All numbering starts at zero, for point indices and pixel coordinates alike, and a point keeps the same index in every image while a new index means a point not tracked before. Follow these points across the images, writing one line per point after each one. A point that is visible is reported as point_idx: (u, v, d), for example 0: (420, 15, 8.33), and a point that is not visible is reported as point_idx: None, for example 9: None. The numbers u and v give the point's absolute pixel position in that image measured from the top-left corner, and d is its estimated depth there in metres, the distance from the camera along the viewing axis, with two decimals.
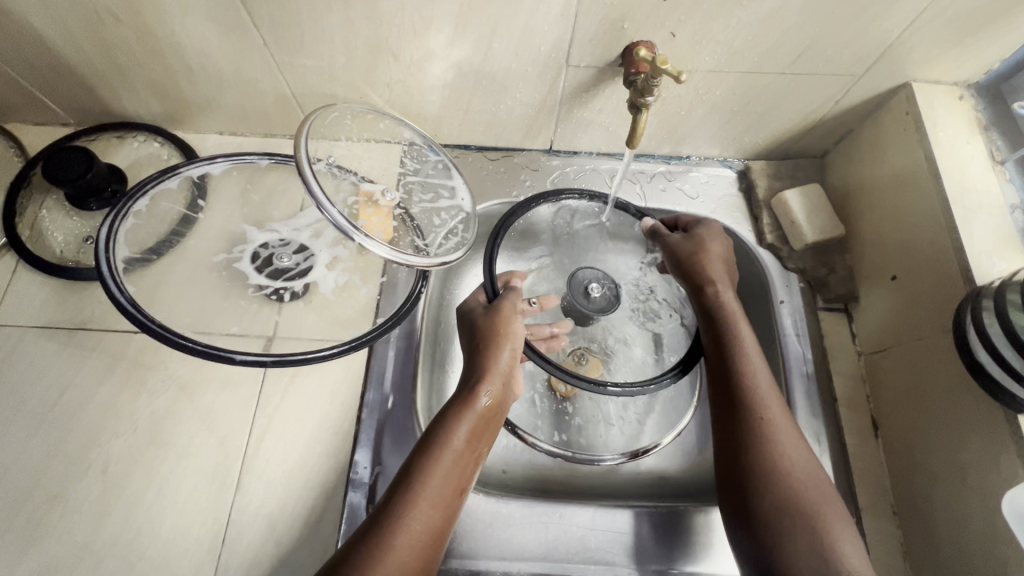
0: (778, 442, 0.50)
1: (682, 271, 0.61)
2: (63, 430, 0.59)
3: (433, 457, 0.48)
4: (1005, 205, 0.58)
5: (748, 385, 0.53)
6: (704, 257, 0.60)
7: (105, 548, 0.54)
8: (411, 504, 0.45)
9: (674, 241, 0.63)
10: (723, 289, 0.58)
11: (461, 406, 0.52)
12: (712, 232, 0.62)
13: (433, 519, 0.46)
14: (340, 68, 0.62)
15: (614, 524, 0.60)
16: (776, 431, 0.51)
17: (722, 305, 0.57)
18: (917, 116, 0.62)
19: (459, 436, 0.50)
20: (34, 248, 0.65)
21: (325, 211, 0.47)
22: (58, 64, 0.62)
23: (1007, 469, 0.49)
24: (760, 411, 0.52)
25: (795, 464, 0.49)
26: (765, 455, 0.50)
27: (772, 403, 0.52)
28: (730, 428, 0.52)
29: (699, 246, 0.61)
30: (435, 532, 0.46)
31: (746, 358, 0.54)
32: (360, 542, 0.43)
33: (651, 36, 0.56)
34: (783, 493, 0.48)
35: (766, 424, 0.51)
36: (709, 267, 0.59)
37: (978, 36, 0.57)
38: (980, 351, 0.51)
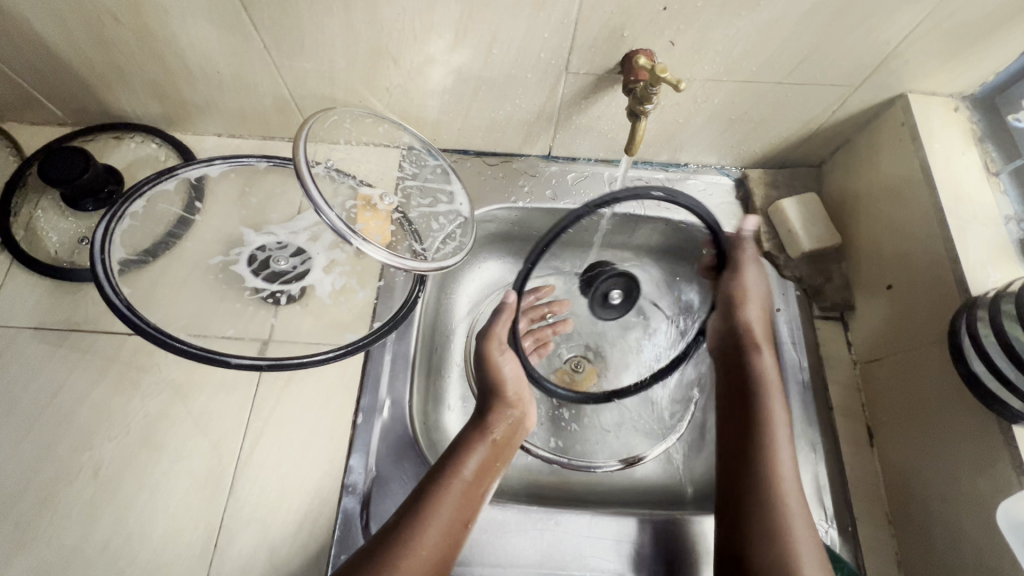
0: (777, 481, 0.55)
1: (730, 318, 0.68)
2: (53, 433, 0.58)
3: (442, 482, 0.51)
4: (999, 216, 0.59)
5: (758, 429, 0.58)
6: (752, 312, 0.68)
7: (95, 553, 0.54)
8: (417, 527, 0.48)
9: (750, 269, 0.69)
10: (763, 348, 0.66)
11: (473, 438, 0.56)
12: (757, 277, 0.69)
13: (439, 547, 0.48)
14: (340, 71, 0.62)
15: (609, 531, 0.59)
16: (774, 471, 0.56)
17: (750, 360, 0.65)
18: (913, 127, 0.62)
19: (469, 465, 0.53)
20: (29, 249, 0.65)
21: (323, 214, 0.47)
22: (56, 63, 0.62)
23: (1002, 479, 0.49)
24: (764, 452, 0.57)
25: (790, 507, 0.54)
26: (760, 491, 0.55)
27: (778, 444, 0.57)
28: (737, 465, 0.58)
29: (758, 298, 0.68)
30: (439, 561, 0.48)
31: (756, 404, 0.60)
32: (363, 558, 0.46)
33: (651, 45, 0.57)
34: (770, 526, 0.52)
35: (767, 463, 0.56)
36: (754, 330, 0.67)
37: (973, 49, 0.58)
38: (974, 361, 0.51)
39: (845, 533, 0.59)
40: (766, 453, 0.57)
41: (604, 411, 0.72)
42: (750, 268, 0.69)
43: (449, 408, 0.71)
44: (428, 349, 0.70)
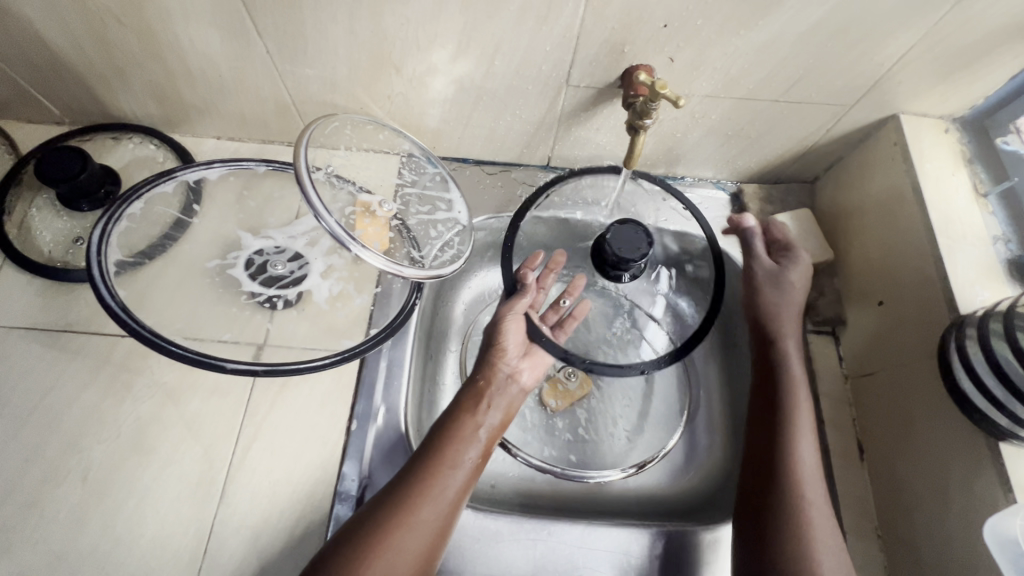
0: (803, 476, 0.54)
1: (759, 316, 0.65)
2: (42, 435, 0.58)
3: (446, 442, 0.53)
4: (987, 235, 0.60)
5: (789, 425, 0.57)
6: (789, 312, 0.64)
7: (83, 557, 0.53)
8: (422, 487, 0.50)
9: (767, 264, 0.66)
10: (790, 347, 0.62)
11: (472, 396, 0.58)
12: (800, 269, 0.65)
13: (451, 501, 0.50)
14: (342, 78, 0.62)
15: (601, 543, 0.60)
16: (801, 467, 0.55)
17: (787, 355, 0.62)
18: (905, 147, 0.64)
19: (469, 426, 0.55)
20: (22, 248, 0.64)
21: (322, 220, 0.47)
22: (56, 62, 0.62)
23: (990, 496, 0.50)
24: (794, 448, 0.55)
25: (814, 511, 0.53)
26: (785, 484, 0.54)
27: (800, 410, 0.58)
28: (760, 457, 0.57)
29: (787, 300, 0.64)
30: (445, 517, 0.50)
31: (784, 392, 0.59)
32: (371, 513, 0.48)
33: (651, 61, 0.58)
34: (794, 520, 0.52)
35: (793, 454, 0.55)
36: (789, 323, 0.63)
37: (963, 72, 0.60)
38: (963, 378, 0.52)
39: None
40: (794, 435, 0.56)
41: (598, 418, 0.73)
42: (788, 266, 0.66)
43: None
44: (423, 357, 0.70)
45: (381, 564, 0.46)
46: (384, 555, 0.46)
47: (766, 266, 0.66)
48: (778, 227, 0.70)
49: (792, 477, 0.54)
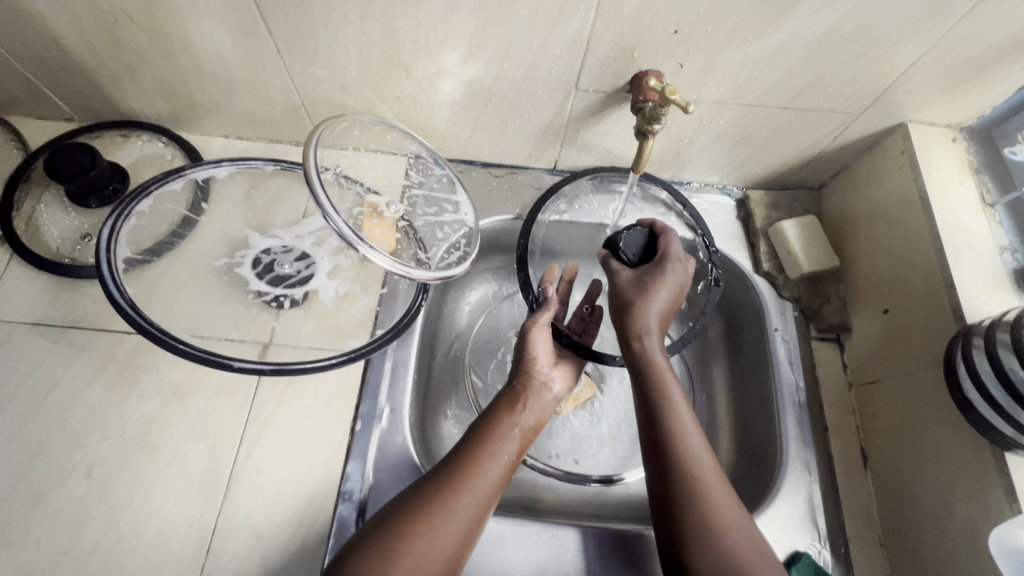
0: (695, 468, 0.46)
1: (616, 314, 0.57)
2: (47, 430, 0.58)
3: (486, 437, 0.52)
4: (994, 245, 0.60)
5: (660, 415, 0.49)
6: (643, 306, 0.54)
7: (85, 554, 0.53)
8: (465, 475, 0.48)
9: (626, 277, 0.57)
10: (653, 345, 0.53)
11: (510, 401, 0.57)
12: (659, 277, 0.56)
13: (491, 491, 0.48)
14: (352, 79, 0.63)
15: (550, 538, 0.59)
16: (689, 459, 0.47)
17: (649, 354, 0.53)
18: (912, 156, 0.64)
19: (508, 424, 0.54)
20: (30, 243, 0.65)
21: (330, 220, 0.47)
22: (66, 59, 0.62)
23: (994, 506, 0.50)
24: (675, 438, 0.48)
25: (719, 504, 0.45)
26: (679, 481, 0.46)
27: (677, 407, 0.50)
28: (649, 462, 0.49)
29: (640, 298, 0.55)
30: (481, 509, 0.47)
31: (653, 391, 0.51)
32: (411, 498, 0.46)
33: (660, 66, 0.58)
34: (697, 522, 0.44)
35: (686, 458, 0.47)
36: (641, 317, 0.54)
37: (971, 82, 0.60)
38: (969, 387, 0.52)
39: (837, 555, 0.59)
40: (676, 433, 0.48)
41: (602, 421, 0.73)
42: (662, 270, 0.56)
43: (448, 421, 0.71)
44: (427, 361, 0.70)
45: (418, 549, 0.42)
46: (422, 536, 0.43)
47: (624, 274, 0.58)
48: (669, 235, 0.59)
49: (682, 470, 0.46)
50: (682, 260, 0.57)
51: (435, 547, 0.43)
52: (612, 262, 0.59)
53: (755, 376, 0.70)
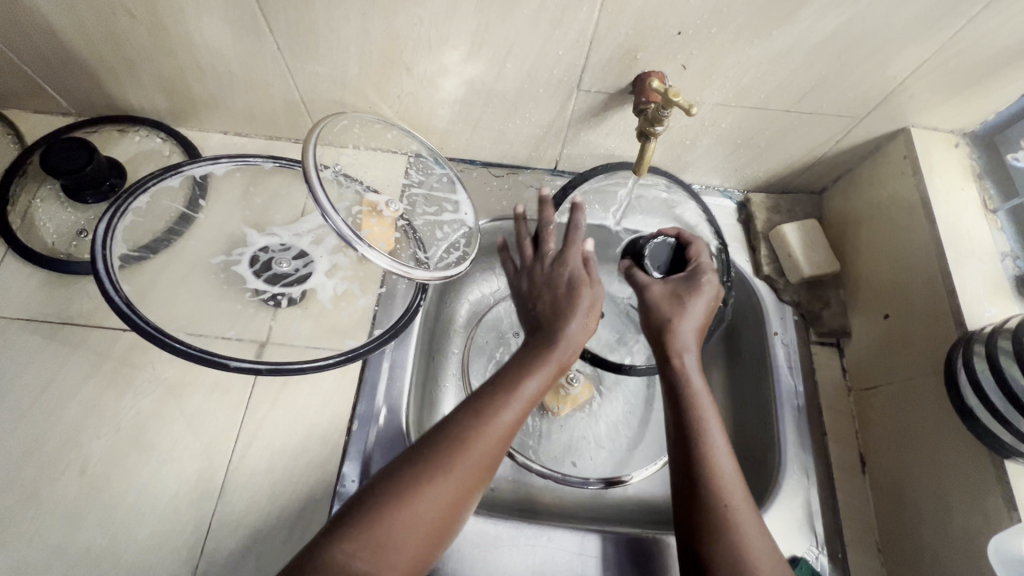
0: (725, 495, 0.46)
1: (650, 327, 0.56)
2: (40, 428, 0.57)
3: (496, 392, 0.47)
4: (996, 252, 0.60)
5: (694, 438, 0.48)
6: (679, 323, 0.54)
7: (78, 552, 0.53)
8: (478, 418, 0.45)
9: (658, 289, 0.57)
10: (691, 362, 0.53)
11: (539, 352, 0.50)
12: (697, 289, 0.56)
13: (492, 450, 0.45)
14: (353, 77, 0.62)
15: (556, 543, 0.59)
16: (720, 485, 0.46)
17: (685, 372, 0.52)
18: (914, 160, 0.64)
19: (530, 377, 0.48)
20: (25, 239, 0.64)
21: (329, 218, 0.47)
22: (63, 52, 0.61)
23: (994, 515, 0.50)
24: (707, 463, 0.47)
25: (745, 532, 0.44)
26: (708, 505, 0.45)
27: (711, 431, 0.49)
28: (679, 484, 0.48)
29: (676, 313, 0.55)
30: (498, 446, 0.45)
31: (690, 412, 0.50)
32: (426, 444, 0.44)
33: (662, 68, 0.58)
34: (723, 550, 0.43)
35: (715, 482, 0.46)
36: (679, 333, 0.54)
37: (975, 88, 0.60)
38: (969, 395, 0.52)
39: (835, 560, 0.59)
40: (709, 456, 0.47)
41: (600, 425, 0.73)
42: (704, 280, 0.56)
43: (449, 392, 0.72)
44: (428, 337, 0.71)
45: (408, 514, 0.40)
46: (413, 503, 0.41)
47: (655, 286, 0.58)
48: (697, 244, 0.60)
49: (713, 495, 0.46)
50: (712, 268, 0.58)
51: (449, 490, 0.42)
52: (640, 275, 0.60)
53: (754, 380, 0.70)
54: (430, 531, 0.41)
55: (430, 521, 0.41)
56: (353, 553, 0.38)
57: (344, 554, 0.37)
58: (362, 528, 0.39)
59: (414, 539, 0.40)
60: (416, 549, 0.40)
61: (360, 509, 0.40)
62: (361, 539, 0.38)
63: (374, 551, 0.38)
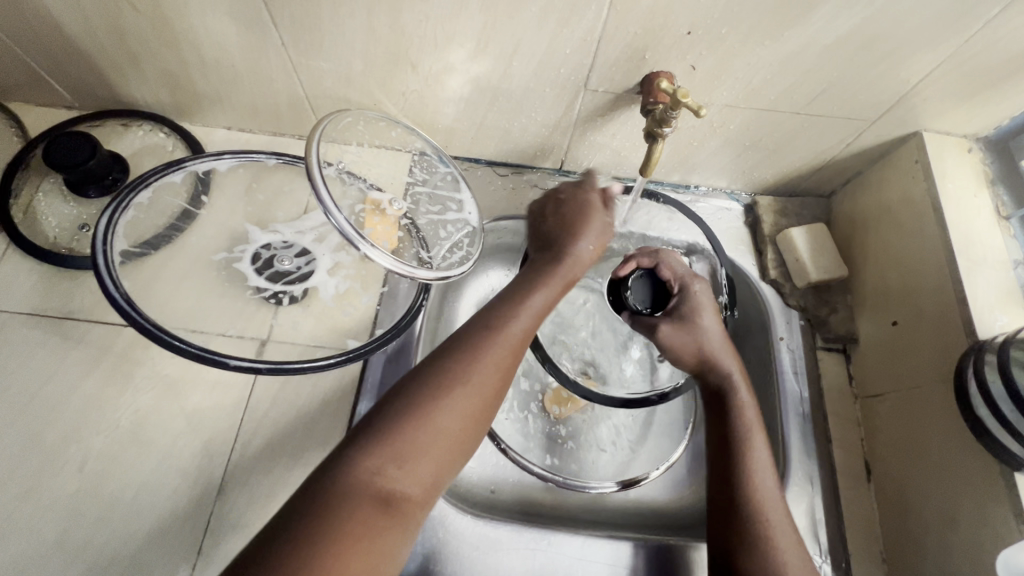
0: (765, 513, 0.47)
1: (683, 363, 0.56)
2: (40, 423, 0.57)
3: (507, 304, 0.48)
4: (1009, 260, 0.59)
5: (738, 457, 0.50)
6: (711, 344, 0.55)
7: (76, 549, 0.52)
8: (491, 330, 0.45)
9: (666, 329, 0.56)
10: (735, 377, 0.55)
11: (549, 271, 0.51)
12: (699, 306, 0.57)
13: (509, 357, 0.45)
14: (357, 74, 0.61)
15: (559, 548, 0.59)
16: (761, 503, 0.48)
17: (734, 385, 0.54)
18: (926, 165, 0.63)
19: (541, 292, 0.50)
20: (28, 233, 0.64)
21: (331, 216, 0.46)
22: (67, 45, 0.61)
23: (1003, 528, 0.49)
24: (751, 481, 0.49)
25: (786, 557, 0.45)
26: (747, 531, 0.47)
27: (756, 448, 0.51)
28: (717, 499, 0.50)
29: (700, 338, 0.56)
30: (512, 354, 0.45)
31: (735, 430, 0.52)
32: (446, 353, 0.44)
33: (671, 68, 0.57)
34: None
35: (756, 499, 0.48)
36: (712, 352, 0.55)
37: (990, 92, 0.59)
38: (980, 405, 0.51)
39: (839, 570, 0.59)
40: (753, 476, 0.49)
41: (602, 428, 0.72)
42: (699, 292, 0.58)
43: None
44: (432, 323, 0.71)
45: (437, 423, 0.40)
46: (442, 409, 0.40)
47: (663, 327, 0.57)
48: (665, 261, 0.60)
49: (755, 513, 0.47)
50: (694, 277, 0.59)
51: (467, 400, 0.42)
52: (644, 319, 0.59)
53: (757, 387, 0.69)
54: (453, 441, 0.41)
55: (455, 429, 0.41)
56: (375, 466, 0.37)
57: (370, 466, 0.37)
58: (383, 440, 0.38)
59: (437, 451, 0.40)
60: (439, 458, 0.40)
61: (381, 420, 0.40)
62: (385, 451, 0.38)
63: (394, 459, 0.38)
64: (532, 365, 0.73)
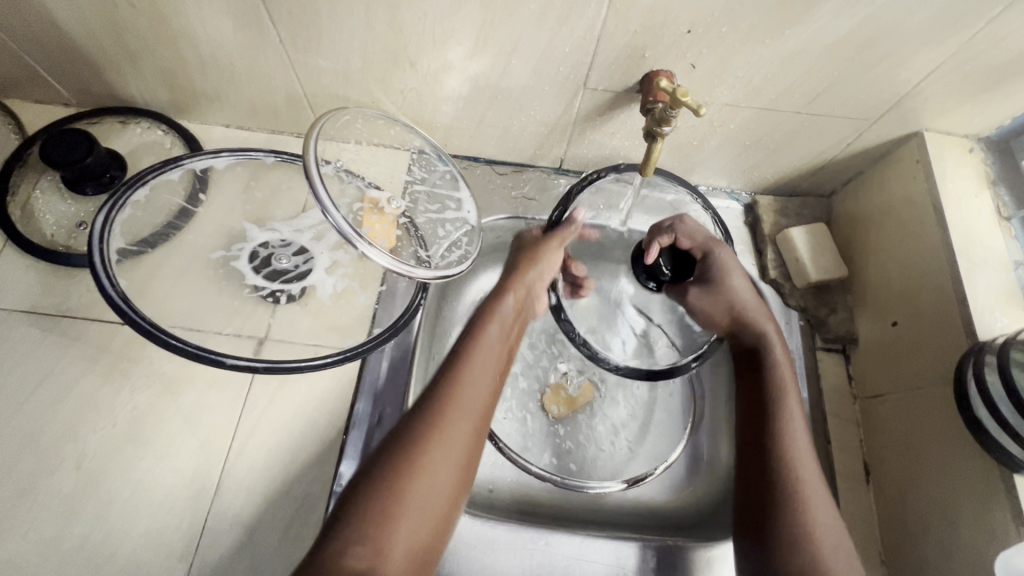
0: (799, 469, 0.51)
1: (717, 324, 0.63)
2: (37, 421, 0.57)
3: (469, 357, 0.51)
4: (1010, 261, 0.59)
5: (772, 415, 0.55)
6: (745, 306, 0.61)
7: (73, 547, 0.52)
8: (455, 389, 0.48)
9: (695, 293, 0.63)
10: (771, 337, 0.60)
11: (487, 311, 0.56)
12: (729, 269, 0.62)
13: (478, 410, 0.48)
14: (356, 71, 0.61)
15: (559, 548, 0.59)
16: (795, 462, 0.51)
17: (770, 344, 0.60)
18: (927, 165, 0.62)
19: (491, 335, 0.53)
20: (25, 230, 0.64)
21: (329, 215, 0.46)
22: (64, 42, 0.61)
23: (1001, 530, 0.49)
24: (783, 441, 0.53)
25: (817, 508, 0.49)
26: (781, 491, 0.50)
27: (789, 409, 0.55)
28: (750, 468, 0.53)
29: (734, 301, 0.61)
30: (482, 413, 0.48)
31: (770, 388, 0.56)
32: (412, 422, 0.46)
33: (671, 66, 0.56)
34: (799, 567, 0.46)
35: (792, 461, 0.52)
36: (748, 313, 0.61)
37: (991, 92, 0.58)
38: (980, 407, 0.51)
39: None
40: (784, 437, 0.53)
41: (601, 427, 0.72)
42: (724, 256, 0.63)
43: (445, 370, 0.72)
44: (431, 321, 0.71)
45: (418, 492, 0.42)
46: (422, 475, 0.43)
47: (691, 290, 0.64)
48: (687, 229, 0.64)
49: (787, 469, 0.51)
50: (716, 242, 0.64)
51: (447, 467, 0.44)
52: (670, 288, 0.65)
53: None
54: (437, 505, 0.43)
55: (440, 493, 0.43)
56: (352, 544, 0.39)
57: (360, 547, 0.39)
58: (355, 523, 0.40)
59: (408, 532, 0.41)
60: (429, 525, 0.42)
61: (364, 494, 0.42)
62: (361, 531, 0.40)
63: (364, 542, 0.39)
64: (530, 365, 0.74)
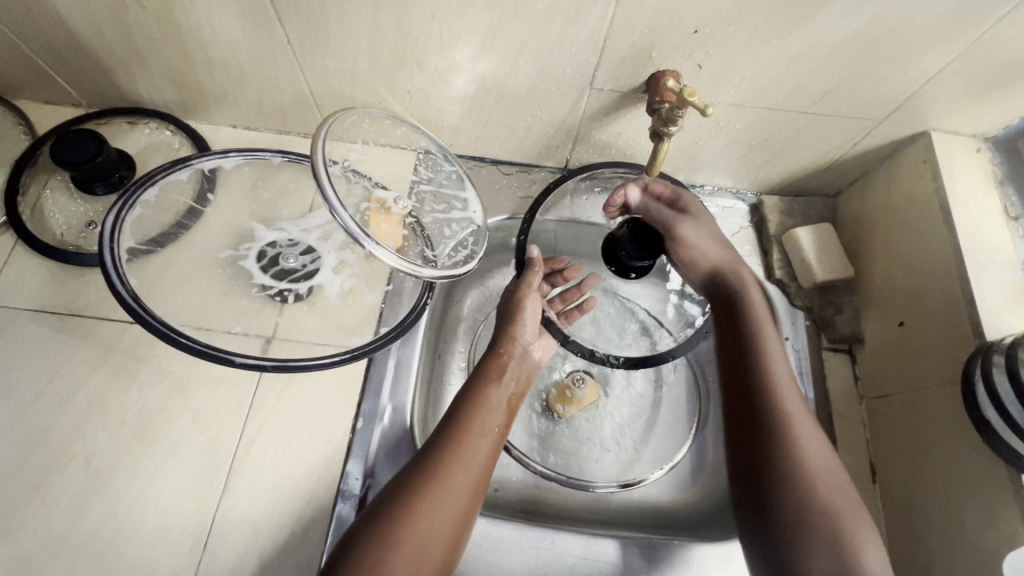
0: (786, 409, 0.51)
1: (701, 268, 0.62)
2: (47, 419, 0.57)
3: (474, 411, 0.53)
4: (1017, 261, 0.58)
5: (757, 358, 0.54)
6: (723, 245, 0.62)
7: (83, 544, 0.53)
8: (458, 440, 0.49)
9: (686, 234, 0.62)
10: (747, 279, 0.60)
11: (493, 367, 0.58)
12: (701, 212, 0.63)
13: (481, 462, 0.50)
14: (363, 72, 0.61)
15: (563, 547, 0.59)
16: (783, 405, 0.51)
17: (745, 286, 0.59)
18: (934, 165, 0.62)
19: (497, 397, 0.55)
20: (35, 230, 0.64)
21: (336, 214, 0.46)
22: (74, 43, 0.61)
23: (1009, 531, 0.49)
24: (771, 385, 0.52)
25: (805, 447, 0.49)
26: (771, 436, 0.49)
27: (770, 350, 0.54)
28: (739, 412, 0.52)
29: (716, 240, 0.62)
30: (484, 461, 0.50)
31: (749, 332, 0.55)
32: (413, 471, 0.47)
33: (677, 66, 0.56)
34: (790, 518, 0.46)
35: (780, 404, 0.51)
36: (730, 253, 0.62)
37: (1000, 92, 0.58)
38: (987, 407, 0.51)
39: None
40: (770, 383, 0.52)
41: (604, 427, 0.72)
42: (694, 201, 0.64)
43: (454, 370, 0.72)
44: (437, 320, 0.72)
45: (415, 542, 0.43)
46: (421, 521, 0.44)
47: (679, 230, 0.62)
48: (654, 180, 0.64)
49: (775, 412, 0.50)
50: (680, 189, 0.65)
51: (447, 517, 0.45)
52: (665, 223, 0.62)
53: None
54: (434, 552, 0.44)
55: (437, 543, 0.44)
56: None
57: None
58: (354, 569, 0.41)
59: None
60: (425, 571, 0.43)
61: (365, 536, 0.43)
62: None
63: None
64: None
